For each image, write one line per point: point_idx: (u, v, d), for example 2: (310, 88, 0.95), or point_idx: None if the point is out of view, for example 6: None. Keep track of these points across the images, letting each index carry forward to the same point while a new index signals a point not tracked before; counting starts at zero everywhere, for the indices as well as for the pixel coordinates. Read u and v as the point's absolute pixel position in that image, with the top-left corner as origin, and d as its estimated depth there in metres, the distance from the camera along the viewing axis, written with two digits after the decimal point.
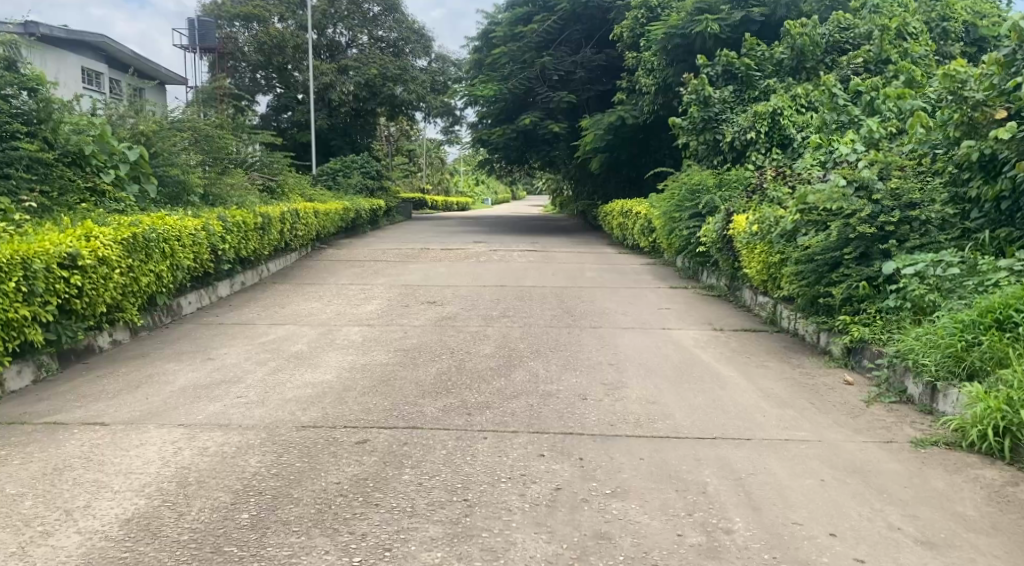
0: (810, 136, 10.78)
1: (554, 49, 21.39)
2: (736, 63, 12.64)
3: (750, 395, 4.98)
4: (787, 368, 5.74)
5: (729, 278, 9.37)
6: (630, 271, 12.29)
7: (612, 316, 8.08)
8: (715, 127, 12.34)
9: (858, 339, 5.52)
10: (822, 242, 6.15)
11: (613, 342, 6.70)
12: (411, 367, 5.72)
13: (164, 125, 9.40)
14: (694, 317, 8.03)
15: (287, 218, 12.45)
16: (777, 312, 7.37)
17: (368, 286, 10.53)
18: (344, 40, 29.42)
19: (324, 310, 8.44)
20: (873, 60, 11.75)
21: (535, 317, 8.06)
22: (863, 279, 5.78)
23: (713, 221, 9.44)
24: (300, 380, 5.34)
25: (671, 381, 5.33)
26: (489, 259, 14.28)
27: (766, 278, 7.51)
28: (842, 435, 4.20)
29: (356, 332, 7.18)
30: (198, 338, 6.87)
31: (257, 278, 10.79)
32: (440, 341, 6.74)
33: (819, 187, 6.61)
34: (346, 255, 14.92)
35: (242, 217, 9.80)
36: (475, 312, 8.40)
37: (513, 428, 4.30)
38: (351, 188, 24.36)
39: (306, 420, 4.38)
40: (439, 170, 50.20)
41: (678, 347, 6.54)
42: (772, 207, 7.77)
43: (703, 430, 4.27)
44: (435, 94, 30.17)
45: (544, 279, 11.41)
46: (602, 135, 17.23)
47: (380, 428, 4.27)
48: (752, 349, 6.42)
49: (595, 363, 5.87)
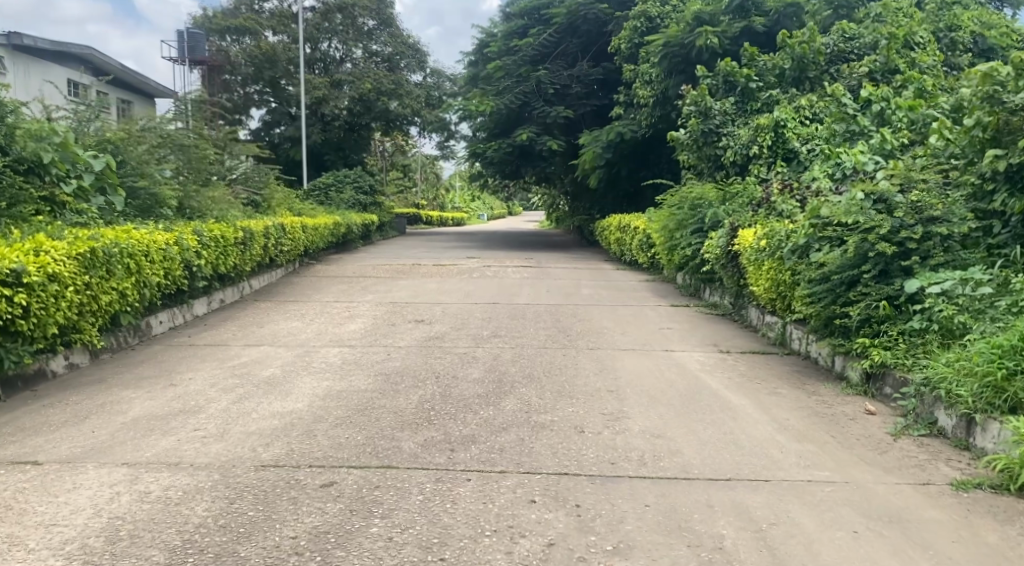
0: (816, 149, 10.39)
1: (549, 63, 21.13)
2: (737, 75, 12.26)
3: (765, 427, 4.50)
4: (802, 396, 5.26)
5: (733, 295, 8.92)
6: (629, 288, 11.83)
7: (610, 336, 7.61)
8: (716, 140, 11.95)
9: (879, 364, 5.08)
10: (837, 259, 5.70)
11: (611, 366, 6.23)
12: (392, 394, 5.24)
13: (135, 134, 9.02)
14: (697, 337, 7.57)
15: (272, 233, 11.99)
16: (786, 332, 6.94)
17: (354, 303, 10.07)
18: (338, 55, 29.15)
19: (305, 330, 7.95)
20: (880, 70, 11.37)
21: (528, 337, 7.59)
22: (883, 298, 5.34)
23: (717, 237, 9.00)
24: (268, 409, 4.85)
25: (677, 411, 4.85)
26: (483, 275, 13.83)
27: (775, 297, 7.07)
28: (872, 474, 3.72)
29: (335, 353, 6.70)
30: (165, 361, 6.39)
31: (238, 296, 10.33)
32: (425, 364, 6.26)
33: (835, 200, 6.17)
34: (335, 270, 14.46)
35: (221, 232, 9.35)
36: (465, 332, 7.92)
37: (501, 468, 3.80)
38: (344, 202, 23.94)
39: (268, 459, 3.90)
40: (433, 186, 49.83)
41: (682, 372, 6.06)
42: (781, 221, 7.32)
43: (716, 470, 3.78)
44: (429, 109, 29.88)
45: (539, 296, 10.95)
46: (600, 150, 16.89)
47: (350, 467, 3.78)
48: (762, 374, 5.95)
49: (592, 389, 5.39)
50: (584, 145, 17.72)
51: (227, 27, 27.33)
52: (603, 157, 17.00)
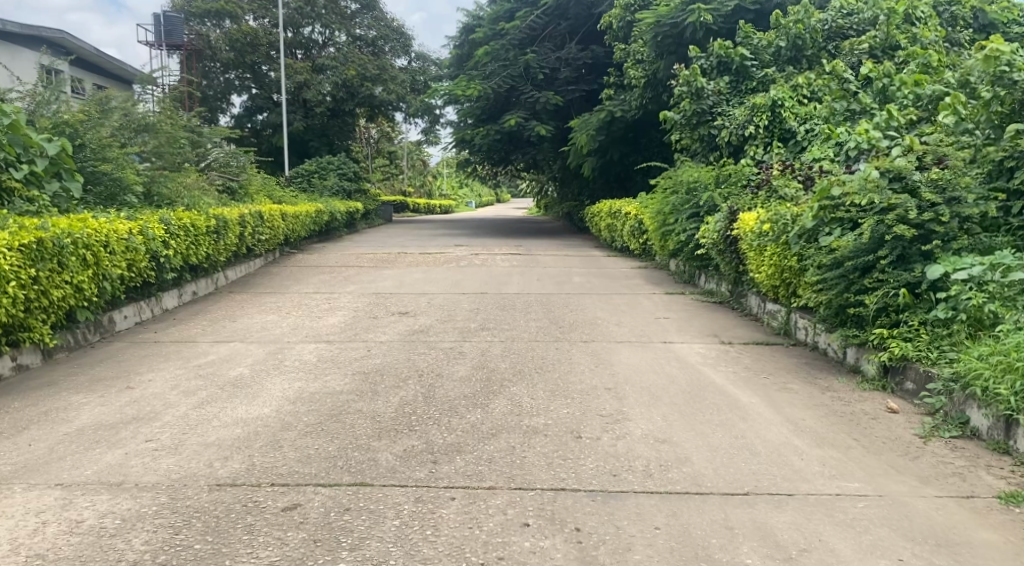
0: (815, 130, 9.94)
1: (537, 45, 20.58)
2: (729, 55, 11.75)
3: (779, 429, 4.08)
4: (816, 392, 4.85)
5: (731, 282, 8.51)
6: (621, 276, 11.41)
7: (605, 328, 7.16)
8: (710, 121, 11.55)
9: (900, 357, 4.68)
10: (851, 244, 5.26)
11: (608, 360, 5.79)
12: (370, 396, 4.77)
13: (95, 117, 8.46)
14: (696, 327, 7.15)
15: (248, 221, 11.45)
16: (791, 321, 6.54)
17: (335, 295, 9.58)
18: (321, 39, 28.36)
19: (280, 324, 7.47)
20: (879, 46, 10.95)
21: (518, 329, 7.14)
22: (902, 285, 4.93)
23: (713, 222, 8.55)
24: (231, 416, 4.39)
25: (682, 411, 4.42)
26: (471, 263, 13.38)
27: (778, 284, 6.66)
28: (906, 486, 3.31)
29: (310, 350, 6.22)
30: (125, 360, 5.90)
31: (212, 288, 9.83)
32: (407, 361, 5.80)
33: (846, 179, 5.73)
34: (317, 260, 13.94)
35: (191, 219, 8.82)
36: (451, 325, 7.45)
37: (490, 484, 3.35)
38: (327, 189, 23.34)
39: (224, 477, 3.44)
40: (421, 174, 49.10)
41: (684, 366, 5.63)
42: (784, 204, 6.88)
43: (731, 482, 3.35)
44: (415, 94, 29.28)
45: (529, 284, 10.49)
46: (592, 133, 16.40)
47: (317, 485, 3.33)
48: (769, 367, 5.54)
49: (589, 387, 4.95)
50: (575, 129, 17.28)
51: (205, 10, 26.23)
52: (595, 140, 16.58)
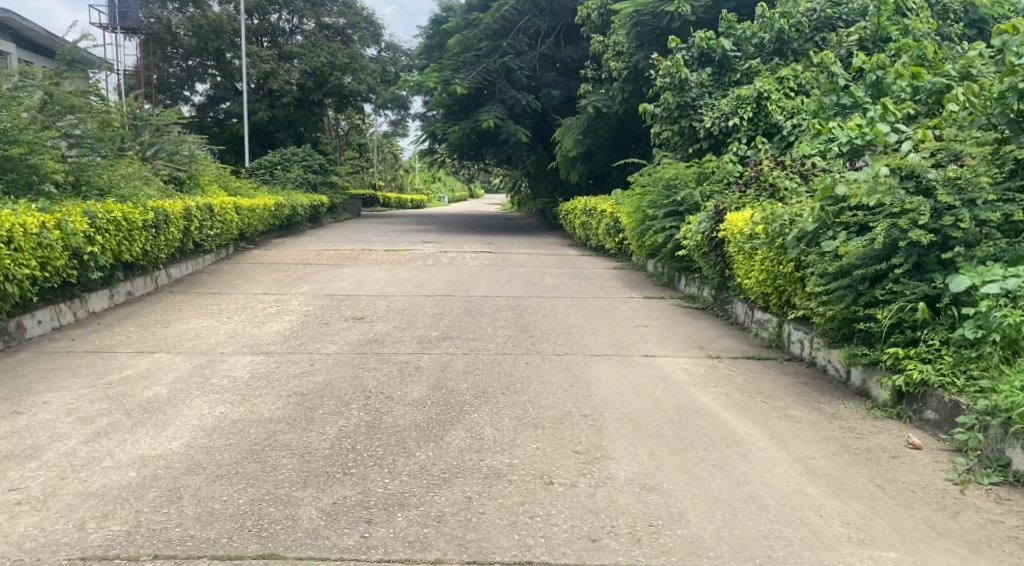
0: (802, 125, 9.37)
1: (513, 38, 19.80)
2: (711, 45, 11.24)
3: (788, 472, 3.43)
4: (823, 421, 4.22)
5: (715, 286, 7.89)
6: (597, 277, 10.77)
7: (580, 337, 6.49)
8: (691, 114, 10.93)
9: (919, 382, 4.08)
10: (860, 249, 4.65)
11: (584, 378, 5.11)
12: (303, 427, 4.02)
13: (10, 96, 7.57)
14: (679, 338, 6.51)
15: (194, 215, 10.58)
16: (784, 332, 5.96)
17: (286, 296, 8.79)
18: (288, 27, 27.25)
19: (217, 331, 6.69)
20: (868, 38, 10.50)
21: (484, 339, 6.44)
22: (919, 299, 4.33)
23: (696, 221, 7.92)
24: (128, 452, 3.60)
25: (670, 446, 3.75)
26: (437, 261, 12.64)
27: (769, 292, 6.06)
28: (955, 557, 2.67)
29: (246, 364, 5.45)
30: (23, 376, 5.06)
31: (151, 287, 8.99)
32: (353, 379, 5.04)
33: (853, 176, 5.12)
34: (273, 256, 13.07)
35: (123, 212, 7.96)
36: (410, 333, 6.71)
37: (437, 558, 2.64)
38: (290, 182, 22.34)
39: (92, 548, 2.67)
40: (392, 168, 47.98)
41: (669, 385, 4.98)
42: (777, 203, 6.27)
43: (739, 552, 2.69)
44: (385, 85, 28.41)
45: (498, 286, 9.80)
46: (579, 137, 16.17)
47: (213, 559, 2.61)
48: (764, 388, 4.91)
49: (562, 413, 4.27)
50: (557, 137, 17.11)
51: None
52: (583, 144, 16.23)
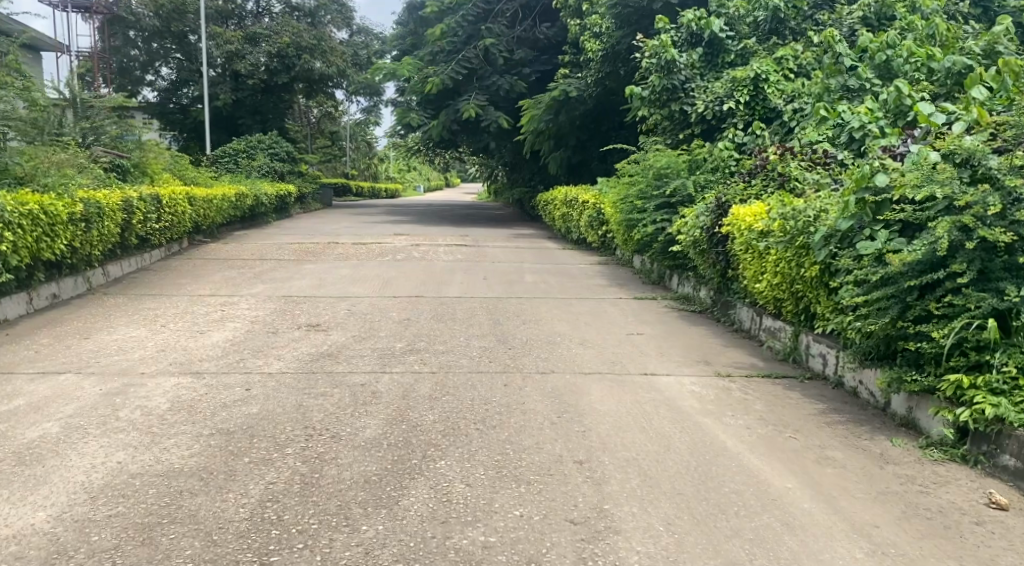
0: (804, 109, 8.53)
1: (491, 21, 18.63)
2: (701, 25, 10.30)
3: (852, 554, 2.64)
4: (873, 467, 3.43)
5: (714, 286, 7.09)
6: (580, 274, 9.94)
7: (568, 349, 5.64)
8: (682, 97, 10.02)
9: (992, 419, 3.30)
10: (911, 252, 3.84)
11: (575, 406, 4.25)
12: (219, 488, 3.09)
13: None
14: (678, 349, 5.71)
15: (137, 206, 9.52)
16: (801, 344, 5.17)
17: (235, 298, 7.82)
18: (254, 8, 25.88)
19: (146, 344, 5.72)
20: (872, 16, 9.76)
21: (457, 352, 5.56)
22: (984, 316, 3.54)
23: (694, 215, 7.09)
24: None
25: (692, 511, 2.94)
26: (409, 256, 11.70)
27: (784, 298, 5.30)
28: None
29: (168, 391, 4.49)
30: None
31: (84, 288, 7.98)
32: (295, 411, 4.12)
33: (896, 163, 4.30)
34: (230, 251, 12.03)
35: (41, 204, 6.89)
36: (371, 345, 5.80)
37: None
38: (255, 170, 21.18)
39: None
40: (367, 156, 46.33)
41: (677, 415, 4.15)
42: (795, 196, 5.46)
43: None
44: (356, 69, 27.30)
45: (474, 284, 8.91)
46: (543, 112, 15.12)
47: None
48: (790, 418, 4.11)
49: (552, 460, 3.42)
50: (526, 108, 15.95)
51: None
52: (545, 121, 15.34)
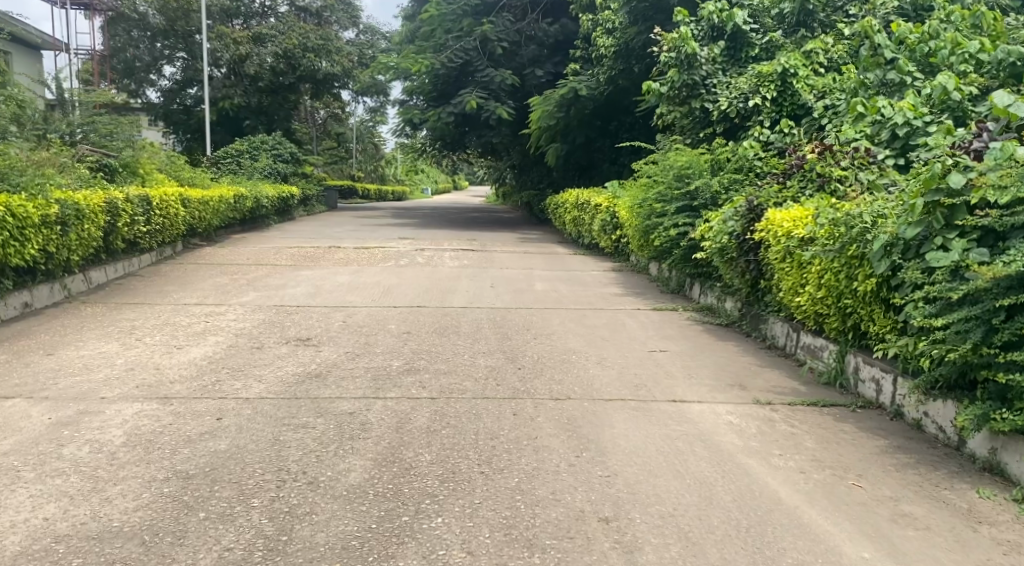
0: (838, 105, 7.93)
1: (495, 16, 18.14)
2: (723, 17, 9.68)
3: None
4: (963, 529, 2.81)
5: (744, 297, 6.45)
6: (594, 281, 9.32)
7: (584, 370, 5.03)
8: (703, 94, 9.40)
9: None
10: (999, 265, 3.22)
11: (596, 442, 3.64)
12: (159, 560, 2.49)
13: None
14: (708, 370, 5.09)
15: (123, 208, 8.97)
16: (850, 365, 4.55)
17: (222, 308, 7.23)
18: (260, 8, 25.47)
19: (116, 361, 5.14)
20: (907, 6, 9.17)
21: (460, 372, 4.96)
22: None
23: (721, 218, 6.45)
24: None
25: None
26: (414, 261, 11.12)
27: (829, 314, 4.68)
28: None
29: (126, 421, 3.90)
30: None
31: (60, 295, 7.41)
32: (271, 448, 3.53)
33: (976, 161, 3.70)
34: (227, 255, 11.48)
35: (9, 204, 6.33)
36: (365, 363, 5.21)
37: None
38: (258, 172, 20.64)
39: None
40: (375, 158, 45.79)
41: (716, 453, 3.54)
42: (842, 200, 4.84)
43: None
44: (362, 69, 26.83)
45: (481, 293, 8.33)
46: (551, 109, 14.43)
47: None
48: (849, 459, 3.49)
49: (571, 518, 2.81)
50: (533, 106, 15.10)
51: None
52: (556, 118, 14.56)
